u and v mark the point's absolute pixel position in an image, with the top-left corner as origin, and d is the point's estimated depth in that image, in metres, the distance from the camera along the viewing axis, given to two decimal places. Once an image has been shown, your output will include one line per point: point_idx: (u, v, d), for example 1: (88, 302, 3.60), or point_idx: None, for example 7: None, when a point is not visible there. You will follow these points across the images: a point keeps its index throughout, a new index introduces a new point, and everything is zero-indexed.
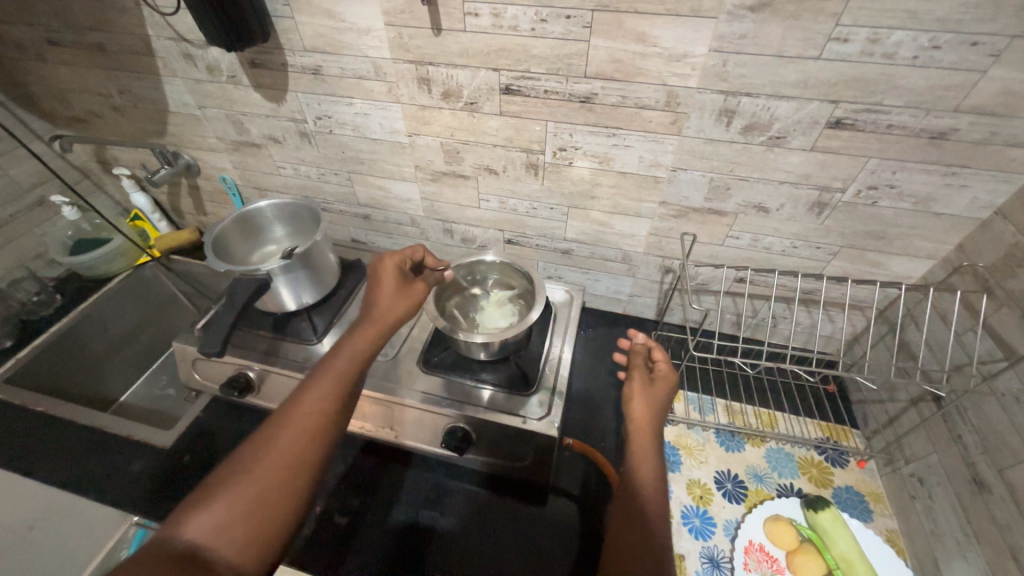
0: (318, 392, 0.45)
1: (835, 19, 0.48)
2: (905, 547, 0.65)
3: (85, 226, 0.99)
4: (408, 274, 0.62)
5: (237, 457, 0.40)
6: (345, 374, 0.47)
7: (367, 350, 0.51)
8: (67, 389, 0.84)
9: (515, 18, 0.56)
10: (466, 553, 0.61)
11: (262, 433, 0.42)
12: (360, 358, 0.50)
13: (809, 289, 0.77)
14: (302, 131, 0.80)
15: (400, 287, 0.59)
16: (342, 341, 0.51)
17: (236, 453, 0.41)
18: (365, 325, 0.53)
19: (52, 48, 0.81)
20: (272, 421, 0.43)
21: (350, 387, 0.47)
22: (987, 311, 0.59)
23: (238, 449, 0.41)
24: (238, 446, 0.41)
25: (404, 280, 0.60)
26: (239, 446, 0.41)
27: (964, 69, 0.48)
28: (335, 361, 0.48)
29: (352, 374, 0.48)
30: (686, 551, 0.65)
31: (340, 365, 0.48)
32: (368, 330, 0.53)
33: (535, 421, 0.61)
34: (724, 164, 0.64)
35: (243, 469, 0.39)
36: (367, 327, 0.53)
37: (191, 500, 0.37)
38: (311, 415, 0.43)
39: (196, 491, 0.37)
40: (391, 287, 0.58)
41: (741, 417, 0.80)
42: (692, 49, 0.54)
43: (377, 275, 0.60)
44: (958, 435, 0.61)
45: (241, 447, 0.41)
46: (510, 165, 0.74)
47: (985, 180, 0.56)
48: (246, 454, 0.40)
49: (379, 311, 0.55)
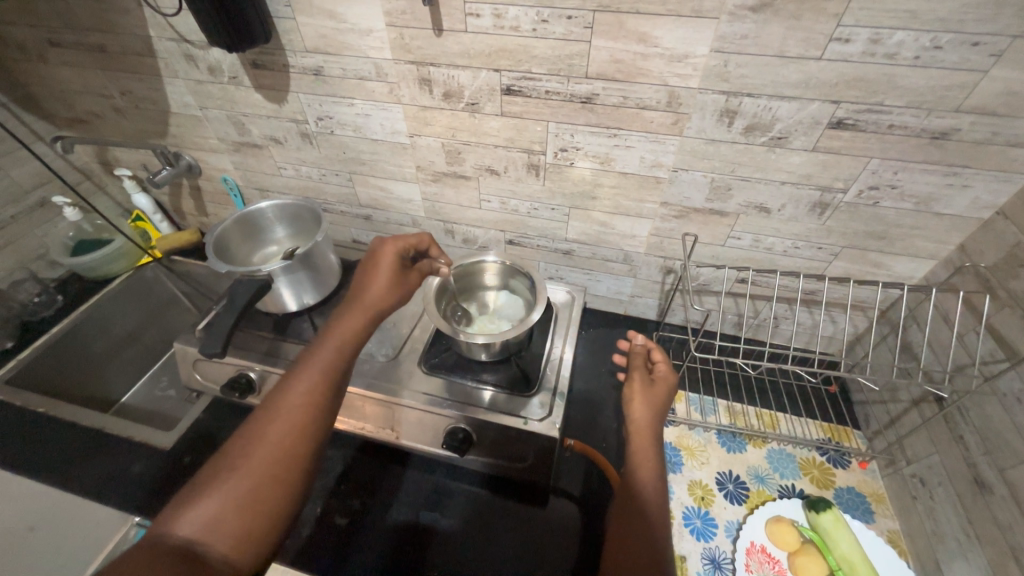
0: (306, 385, 0.45)
1: (837, 19, 0.48)
2: (907, 548, 0.65)
3: (87, 227, 0.99)
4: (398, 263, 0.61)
5: (226, 452, 0.40)
6: (334, 366, 0.47)
7: (355, 342, 0.51)
8: (68, 391, 0.84)
9: (517, 19, 0.56)
10: (468, 555, 0.61)
11: (251, 428, 0.41)
12: (348, 350, 0.50)
13: (811, 289, 0.77)
14: (303, 131, 0.80)
15: (390, 278, 0.58)
16: (330, 333, 0.50)
17: (224, 448, 0.40)
18: (354, 317, 0.53)
19: (54, 49, 0.81)
20: (260, 415, 0.42)
21: (337, 380, 0.47)
22: (989, 312, 0.59)
23: (226, 445, 0.40)
24: (227, 442, 0.40)
25: (395, 270, 0.60)
26: (228, 441, 0.40)
27: (966, 68, 0.48)
28: (324, 354, 0.48)
29: (340, 367, 0.48)
30: (687, 552, 0.65)
31: (328, 357, 0.48)
32: (356, 321, 0.52)
33: (537, 422, 0.61)
34: (725, 164, 0.64)
35: (233, 464, 0.39)
36: (356, 318, 0.52)
37: (181, 497, 0.37)
38: (300, 409, 0.43)
39: (187, 487, 0.37)
40: (381, 276, 0.58)
41: (742, 418, 0.80)
42: (693, 49, 0.53)
43: (368, 263, 0.60)
44: (960, 436, 0.61)
45: (228, 443, 0.40)
46: (511, 166, 0.74)
47: (987, 180, 0.56)
48: (236, 449, 0.40)
49: (366, 301, 0.55)
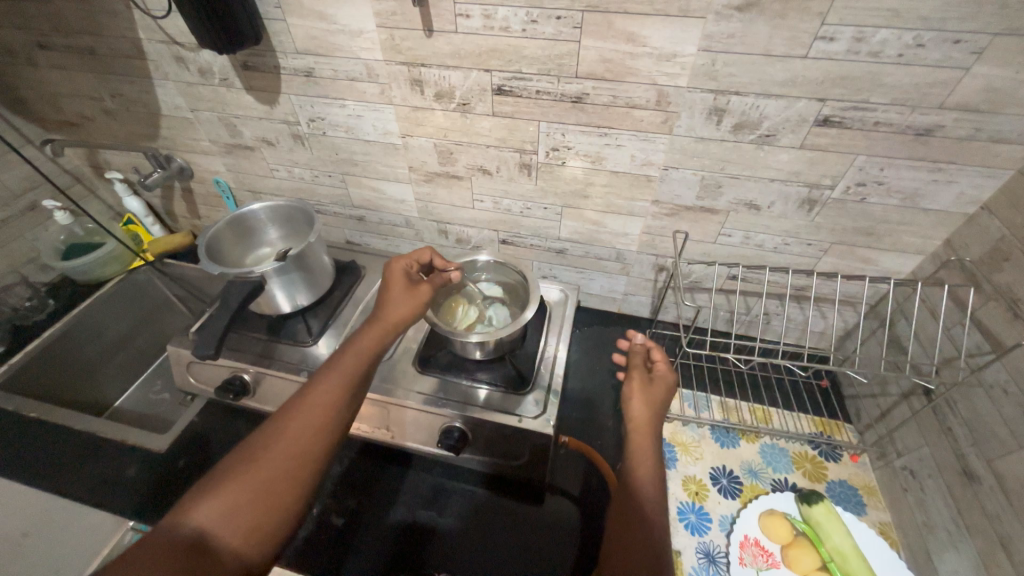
0: (327, 385, 0.45)
1: (821, 18, 0.48)
2: (899, 539, 0.66)
3: (78, 231, 0.99)
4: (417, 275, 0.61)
5: (246, 446, 0.40)
6: (356, 368, 0.47)
7: (377, 346, 0.51)
8: (59, 395, 0.84)
9: (506, 19, 0.57)
10: (464, 553, 0.62)
11: (272, 423, 0.42)
12: (369, 354, 0.49)
13: (801, 285, 0.78)
14: (295, 133, 0.80)
15: (412, 289, 0.58)
16: (353, 336, 0.50)
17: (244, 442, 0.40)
18: (374, 322, 0.52)
19: (42, 52, 0.81)
20: (282, 411, 0.43)
21: (359, 381, 0.46)
22: (975, 305, 0.60)
23: (246, 439, 0.40)
24: (247, 435, 0.41)
25: (415, 282, 0.60)
26: (249, 434, 0.41)
27: (948, 66, 0.49)
28: (348, 357, 0.48)
29: (361, 369, 0.47)
30: (682, 547, 0.65)
31: (349, 359, 0.48)
32: (379, 326, 0.52)
33: (531, 420, 0.61)
34: (715, 162, 0.64)
35: (251, 458, 0.39)
36: (379, 325, 0.52)
37: (199, 486, 0.37)
38: (320, 407, 0.43)
39: (207, 477, 0.37)
40: (401, 286, 0.58)
41: (736, 413, 0.81)
42: (681, 48, 0.54)
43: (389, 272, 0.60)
44: (949, 427, 0.62)
45: (248, 436, 0.41)
46: (504, 165, 0.75)
47: (972, 175, 0.56)
48: (256, 442, 0.40)
49: (388, 309, 0.55)
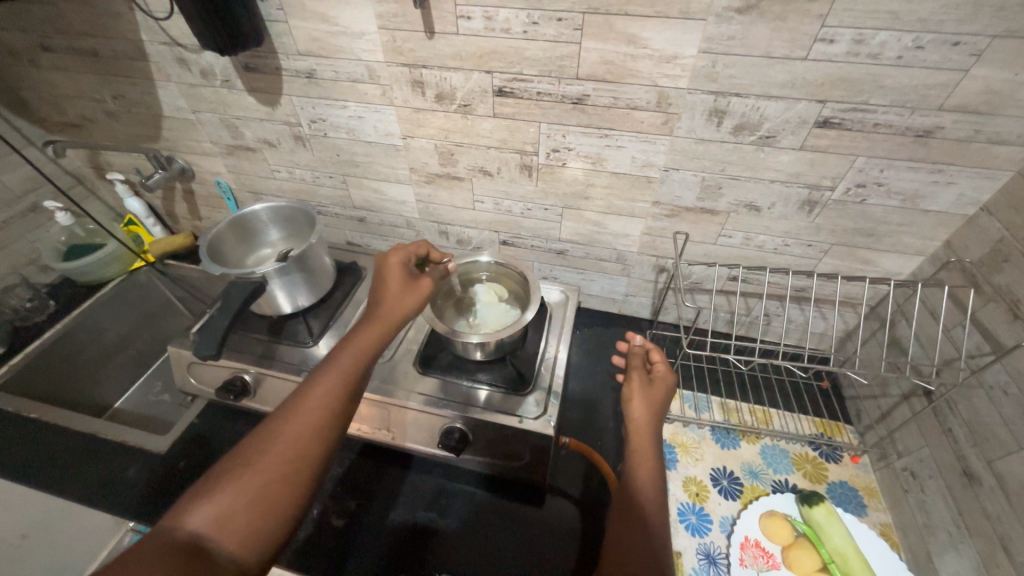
0: (324, 387, 0.44)
1: (821, 20, 0.49)
2: (899, 540, 0.66)
3: (79, 232, 0.99)
4: (412, 269, 0.60)
5: (243, 448, 0.40)
6: (353, 368, 0.47)
7: (375, 347, 0.50)
8: (59, 397, 0.83)
9: (508, 21, 0.57)
10: (465, 554, 0.61)
11: (268, 425, 0.42)
12: (366, 353, 0.49)
13: (801, 286, 0.78)
14: (296, 134, 0.80)
15: (406, 283, 0.57)
16: (350, 336, 0.50)
17: (240, 444, 0.40)
18: (373, 320, 0.52)
19: (45, 54, 0.81)
20: (279, 413, 0.43)
21: (356, 382, 0.46)
22: (975, 306, 0.60)
23: (243, 441, 0.40)
24: (244, 437, 0.41)
25: (410, 276, 0.59)
26: (246, 435, 0.41)
27: (947, 68, 0.49)
28: (345, 358, 0.47)
29: (359, 369, 0.47)
30: (683, 548, 0.65)
31: (346, 361, 0.47)
32: (376, 325, 0.52)
33: (532, 420, 0.61)
34: (715, 163, 0.65)
35: (248, 460, 0.39)
36: (376, 323, 0.52)
37: (196, 488, 0.37)
38: (318, 409, 0.43)
39: (203, 480, 0.37)
40: (396, 282, 0.57)
41: (736, 414, 0.81)
42: (681, 50, 0.54)
43: (381, 270, 0.59)
44: (949, 428, 0.62)
45: (245, 437, 0.41)
46: (505, 167, 0.75)
47: (971, 177, 0.57)
48: (253, 444, 0.40)
49: (385, 307, 0.54)
